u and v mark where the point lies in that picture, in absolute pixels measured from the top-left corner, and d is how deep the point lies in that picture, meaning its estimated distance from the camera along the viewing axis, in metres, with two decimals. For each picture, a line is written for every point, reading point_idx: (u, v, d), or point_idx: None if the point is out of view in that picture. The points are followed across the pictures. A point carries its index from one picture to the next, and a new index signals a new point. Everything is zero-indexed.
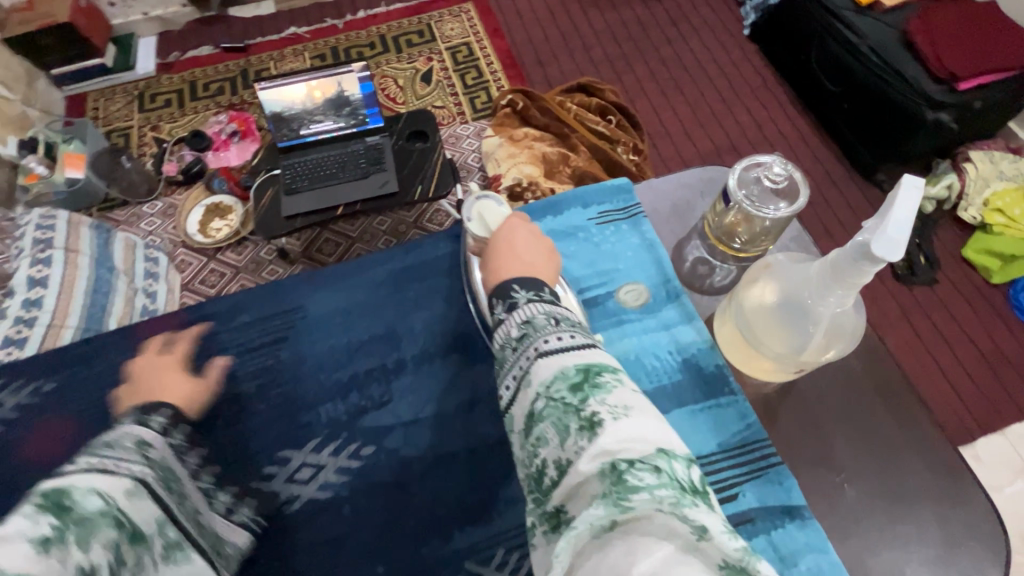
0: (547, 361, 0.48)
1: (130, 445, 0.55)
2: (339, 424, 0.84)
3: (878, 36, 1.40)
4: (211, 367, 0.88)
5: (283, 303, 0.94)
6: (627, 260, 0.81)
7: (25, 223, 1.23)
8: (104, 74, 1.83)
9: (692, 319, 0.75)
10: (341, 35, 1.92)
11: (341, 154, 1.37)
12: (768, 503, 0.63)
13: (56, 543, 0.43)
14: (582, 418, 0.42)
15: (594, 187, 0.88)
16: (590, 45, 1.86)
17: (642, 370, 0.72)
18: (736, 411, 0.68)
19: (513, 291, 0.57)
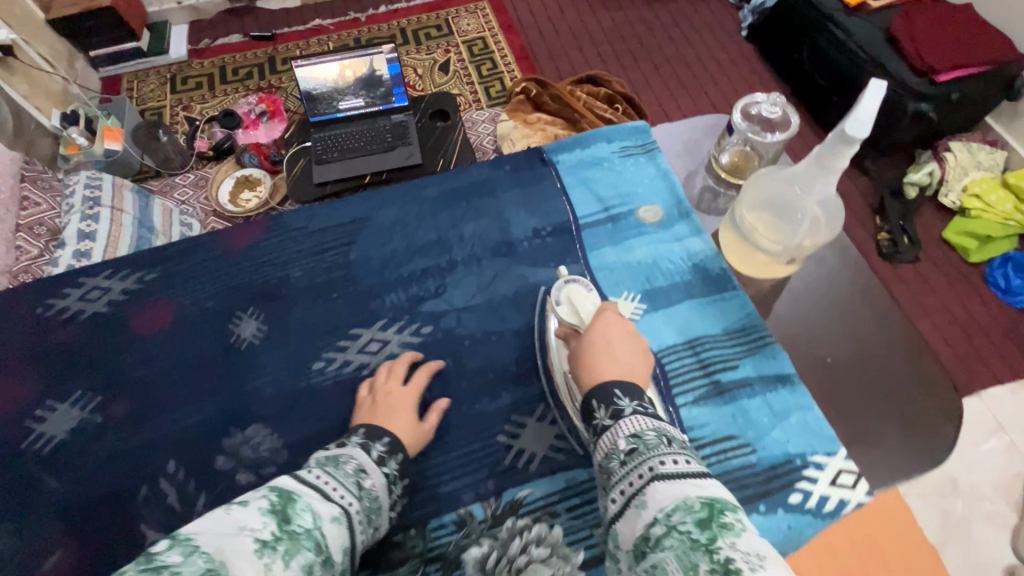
0: (665, 487, 0.53)
1: (354, 467, 0.65)
2: (401, 309, 0.93)
3: (865, 34, 1.53)
4: (289, 263, 0.98)
5: (348, 215, 1.03)
6: (645, 185, 1.03)
7: (74, 184, 1.31)
8: (138, 57, 1.93)
9: (700, 232, 0.97)
10: (364, 27, 2.03)
11: (368, 130, 1.46)
12: (764, 372, 0.84)
13: (269, 549, 0.47)
14: (714, 560, 0.45)
15: (618, 127, 1.10)
16: (598, 41, 1.98)
17: (660, 268, 0.94)
18: (738, 303, 0.90)
19: (617, 398, 0.64)
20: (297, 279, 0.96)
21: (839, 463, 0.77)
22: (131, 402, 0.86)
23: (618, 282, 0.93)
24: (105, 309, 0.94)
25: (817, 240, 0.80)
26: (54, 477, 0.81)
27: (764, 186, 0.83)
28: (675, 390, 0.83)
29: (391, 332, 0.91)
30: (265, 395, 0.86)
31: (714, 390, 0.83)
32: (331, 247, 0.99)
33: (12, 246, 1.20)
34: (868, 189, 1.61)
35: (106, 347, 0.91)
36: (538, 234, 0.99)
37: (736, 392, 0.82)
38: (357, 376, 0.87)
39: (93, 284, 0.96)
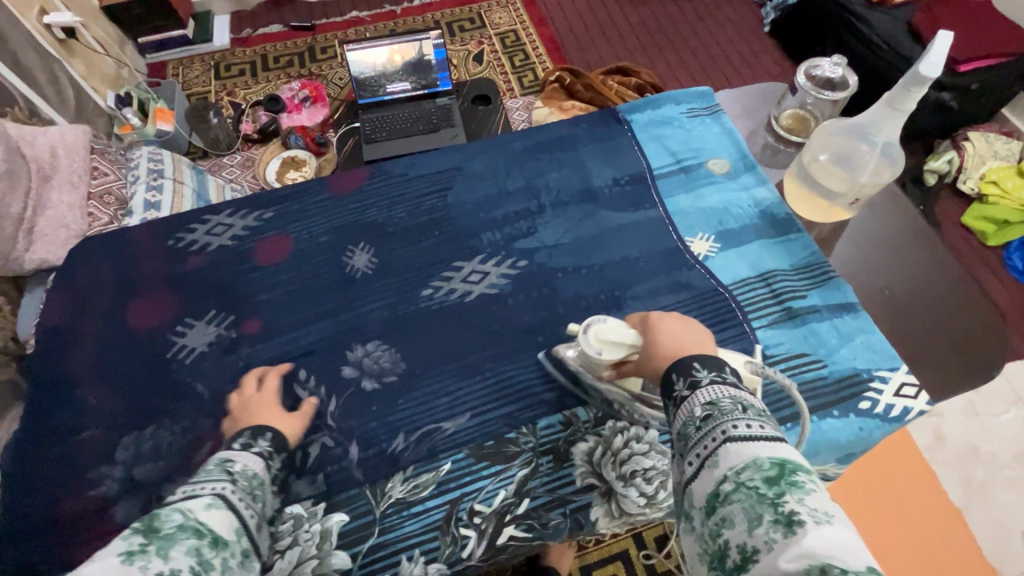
0: (737, 448, 0.53)
1: (221, 464, 0.63)
2: (498, 246, 1.02)
3: (889, 27, 1.60)
4: (387, 211, 1.07)
5: (444, 163, 1.13)
6: (713, 142, 1.12)
7: (137, 157, 1.37)
8: (184, 45, 2.00)
9: (765, 183, 1.06)
10: (399, 19, 2.11)
11: (413, 112, 1.53)
12: (830, 301, 0.93)
13: (139, 554, 0.44)
14: (779, 512, 0.46)
15: (684, 91, 1.19)
16: (626, 35, 2.05)
17: (731, 213, 1.02)
18: (803, 243, 0.98)
19: (694, 369, 0.62)
20: (397, 220, 1.06)
21: (901, 377, 0.85)
22: (263, 321, 0.96)
23: (693, 224, 1.02)
24: (230, 242, 1.04)
25: (880, 182, 0.92)
26: (203, 384, 0.90)
27: (831, 137, 0.95)
28: (751, 315, 0.92)
29: (491, 266, 1.01)
30: (377, 315, 0.96)
31: (785, 315, 0.92)
32: (397, 215, 1.07)
33: (84, 213, 1.25)
34: None
35: (231, 278, 1.00)
36: (617, 182, 1.08)
37: (806, 317, 0.91)
38: (462, 302, 0.97)
39: (218, 220, 1.07)
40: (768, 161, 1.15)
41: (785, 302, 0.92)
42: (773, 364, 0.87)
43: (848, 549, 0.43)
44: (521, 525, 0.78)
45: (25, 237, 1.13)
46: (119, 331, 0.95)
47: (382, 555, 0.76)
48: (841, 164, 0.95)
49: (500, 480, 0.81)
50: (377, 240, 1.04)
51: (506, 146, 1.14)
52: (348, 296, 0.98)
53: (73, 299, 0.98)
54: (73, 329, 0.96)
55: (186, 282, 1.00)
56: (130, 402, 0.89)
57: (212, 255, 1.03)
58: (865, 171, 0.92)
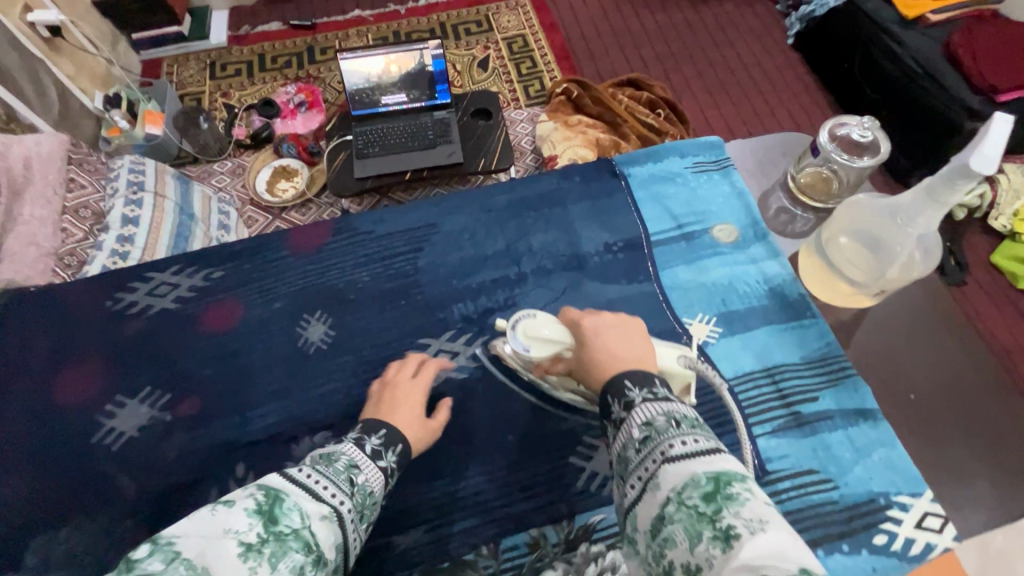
0: (674, 468, 0.53)
1: (345, 464, 0.66)
2: (470, 320, 0.94)
3: (923, 49, 1.50)
4: (355, 269, 0.98)
5: (415, 221, 1.03)
6: (720, 204, 1.03)
7: (118, 167, 1.31)
8: (179, 41, 1.93)
9: (777, 256, 0.97)
10: (403, 20, 2.01)
11: (409, 126, 1.45)
12: (844, 405, 0.84)
13: (255, 553, 0.48)
14: (717, 528, 0.47)
15: (690, 142, 1.11)
16: (640, 44, 1.95)
17: (737, 291, 0.94)
18: (818, 331, 0.90)
19: (628, 389, 0.63)
20: (361, 287, 0.97)
21: (924, 505, 0.76)
22: (199, 403, 0.87)
23: (691, 303, 0.94)
24: (173, 305, 0.95)
25: (909, 275, 0.83)
26: (128, 479, 0.81)
27: (859, 216, 0.86)
28: (752, 419, 0.83)
29: (462, 344, 0.92)
30: (340, 394, 0.88)
31: (793, 421, 0.83)
32: (380, 252, 1.00)
33: (57, 228, 1.18)
34: None
35: (201, 318, 0.94)
36: (608, 249, 0.99)
37: (816, 425, 0.82)
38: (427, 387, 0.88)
39: (161, 280, 0.98)
40: (780, 228, 1.06)
41: (793, 406, 0.84)
42: (775, 483, 0.78)
43: (782, 554, 0.44)
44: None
45: None
46: (47, 410, 0.85)
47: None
48: (866, 250, 0.86)
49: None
50: (360, 281, 0.97)
51: (486, 201, 1.05)
52: (302, 376, 0.89)
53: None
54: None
55: (126, 351, 0.91)
56: (61, 481, 0.80)
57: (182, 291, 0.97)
58: (892, 265, 0.83)
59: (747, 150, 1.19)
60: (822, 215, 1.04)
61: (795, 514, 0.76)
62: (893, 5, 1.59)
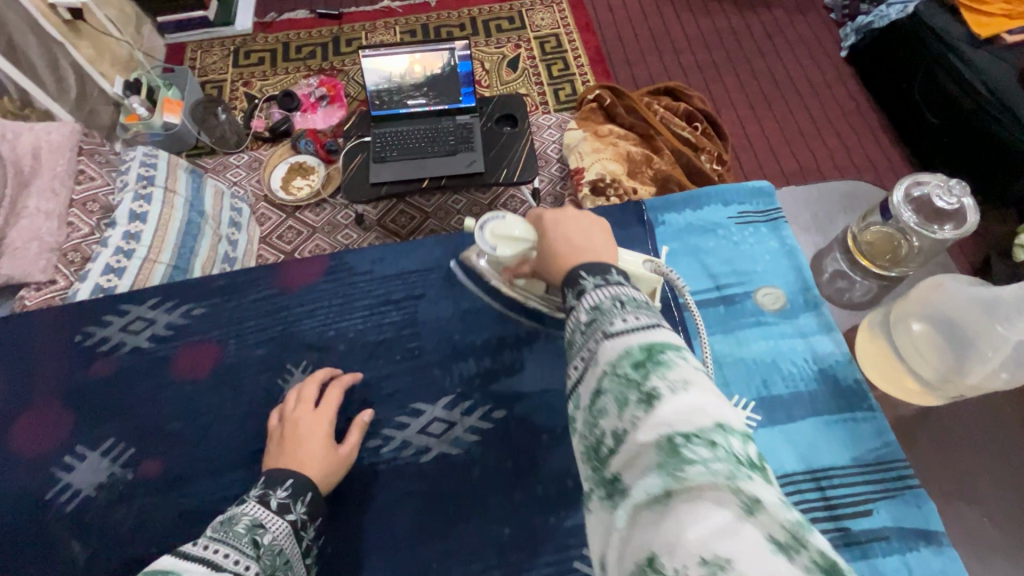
0: (611, 342, 0.46)
1: (247, 524, 0.58)
2: (471, 386, 0.78)
3: (995, 73, 1.35)
4: (342, 315, 0.85)
5: (417, 263, 0.90)
6: (765, 262, 0.89)
7: (130, 159, 1.27)
8: (205, 26, 1.89)
9: (831, 330, 0.82)
10: (433, 13, 1.93)
11: (430, 130, 1.38)
12: (904, 525, 0.68)
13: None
14: (642, 393, 0.42)
15: (735, 186, 0.97)
16: (681, 50, 1.83)
17: (779, 372, 0.79)
18: (873, 428, 0.74)
19: (581, 277, 0.54)
20: (350, 335, 0.83)
21: None
22: (166, 461, 0.74)
23: (726, 380, 0.79)
24: (147, 344, 0.83)
25: (987, 387, 0.73)
26: (81, 542, 0.70)
27: (944, 304, 0.78)
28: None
29: (458, 414, 0.76)
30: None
31: (840, 540, 0.68)
32: (393, 281, 0.88)
33: (64, 222, 1.15)
34: (970, 246, 1.46)
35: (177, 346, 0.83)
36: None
37: (867, 548, 0.67)
38: (417, 463, 0.73)
39: (138, 313, 0.86)
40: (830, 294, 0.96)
41: (841, 521, 0.68)
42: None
43: (701, 411, 0.40)
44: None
45: None
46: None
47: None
48: (943, 341, 0.77)
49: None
50: (362, 313, 0.85)
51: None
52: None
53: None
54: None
55: (95, 386, 0.80)
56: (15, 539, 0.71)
57: (164, 307, 0.86)
58: (975, 370, 0.73)
59: (795, 198, 1.08)
60: (886, 283, 0.92)
61: None
62: (963, 22, 1.44)
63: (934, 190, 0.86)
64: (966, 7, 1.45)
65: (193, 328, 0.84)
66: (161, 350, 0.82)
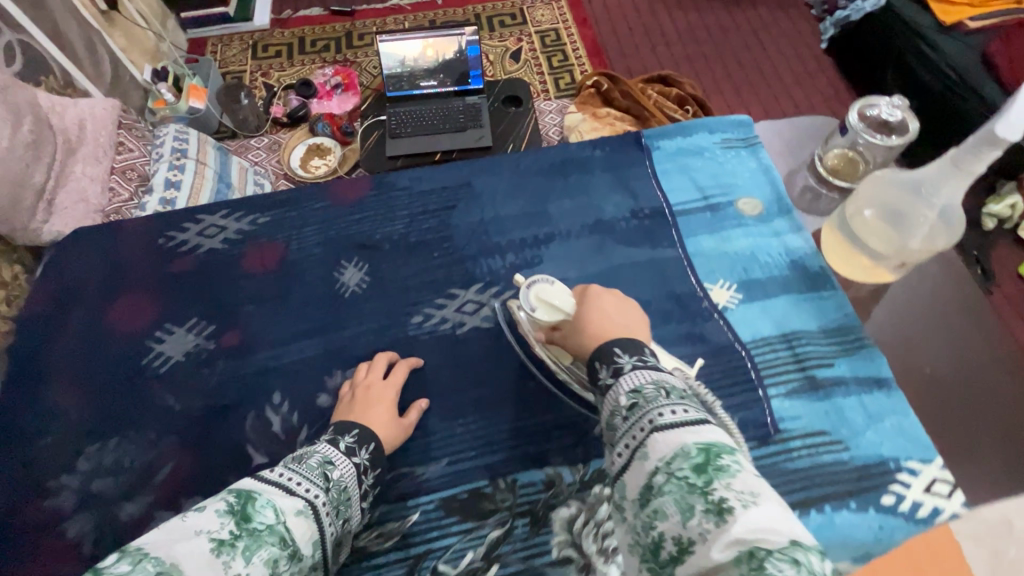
0: (663, 438, 0.55)
1: (319, 460, 0.68)
2: (498, 275, 1.00)
3: (959, 56, 1.48)
4: (388, 221, 1.05)
5: (440, 194, 1.09)
6: (746, 179, 1.07)
7: (163, 135, 1.37)
8: (224, 22, 2.00)
9: (801, 231, 1.01)
10: (439, 10, 2.05)
11: (442, 109, 1.49)
12: (859, 373, 0.87)
13: (227, 547, 0.51)
14: (709, 501, 0.49)
15: (720, 118, 1.15)
16: (672, 43, 1.96)
17: (757, 261, 0.98)
18: (835, 303, 0.94)
19: (617, 356, 0.68)
20: (394, 236, 1.04)
21: (935, 472, 0.79)
22: (248, 351, 0.94)
23: (714, 270, 0.99)
24: (220, 245, 1.04)
25: (933, 247, 0.86)
26: (174, 395, 0.89)
27: (883, 190, 0.89)
28: (768, 381, 0.88)
29: (487, 296, 0.98)
30: (379, 327, 0.96)
31: (808, 384, 0.87)
32: (414, 207, 1.07)
33: (106, 187, 1.26)
34: None
35: (232, 275, 1.01)
36: (635, 215, 1.04)
37: (830, 390, 0.86)
38: (438, 342, 0.94)
39: (210, 222, 1.05)
40: (806, 207, 1.09)
41: (808, 370, 0.88)
42: (786, 441, 0.83)
43: (771, 527, 0.46)
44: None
45: (45, 208, 1.15)
46: (98, 331, 0.95)
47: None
48: (888, 222, 0.89)
49: (469, 540, 0.78)
50: (392, 244, 1.04)
51: (503, 183, 1.09)
52: (347, 316, 0.97)
53: (55, 295, 0.98)
54: (50, 325, 0.96)
55: (189, 280, 1.01)
56: (123, 394, 0.89)
57: (229, 244, 1.04)
58: (918, 232, 0.86)
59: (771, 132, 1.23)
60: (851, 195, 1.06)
61: (804, 472, 0.80)
62: (930, 11, 1.57)
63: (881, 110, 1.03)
64: None
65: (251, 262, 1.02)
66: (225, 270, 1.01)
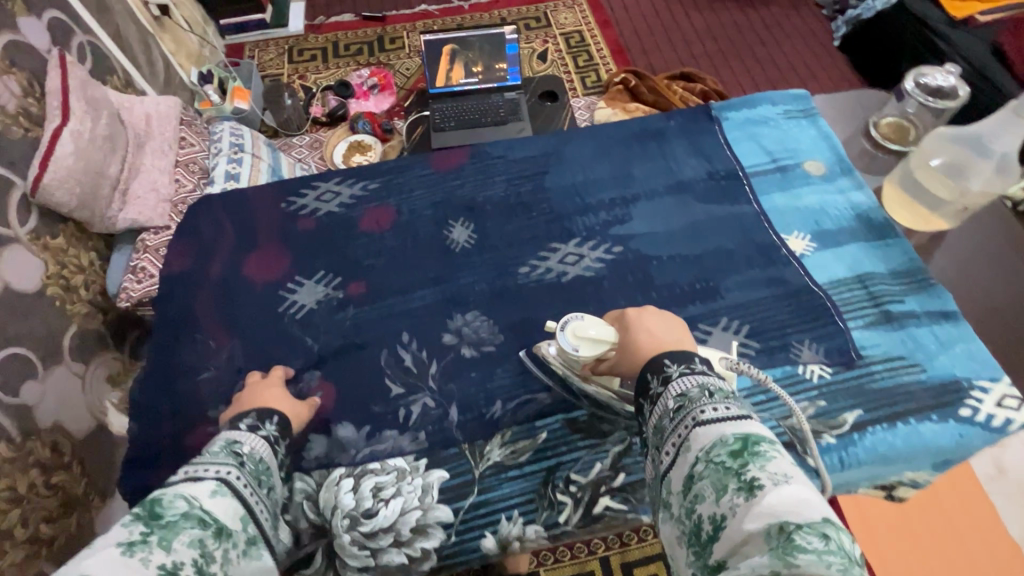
0: (705, 430, 0.59)
1: (223, 445, 0.68)
2: (594, 231, 1.07)
3: (971, 47, 1.56)
4: (475, 195, 1.13)
5: (502, 185, 1.15)
6: (807, 144, 1.15)
7: (220, 132, 1.43)
8: (261, 29, 2.09)
9: (863, 187, 1.08)
10: (467, 14, 2.14)
11: (482, 105, 1.56)
12: (931, 307, 0.94)
13: (140, 545, 0.50)
14: (742, 480, 0.53)
15: (781, 93, 1.24)
16: (691, 41, 2.05)
17: (827, 214, 1.05)
18: (901, 249, 1.00)
19: (666, 366, 0.70)
20: (496, 200, 1.12)
21: (1004, 389, 0.85)
22: (338, 323, 0.99)
23: (787, 223, 1.05)
24: (337, 210, 1.12)
25: (990, 191, 1.00)
26: (279, 355, 0.96)
27: (945, 144, 1.03)
28: (847, 314, 0.95)
29: (587, 249, 1.05)
30: (471, 285, 1.02)
31: (882, 317, 0.94)
32: (475, 195, 1.13)
33: (172, 178, 1.31)
34: None
35: (318, 261, 1.07)
36: (713, 176, 1.12)
37: (904, 321, 0.93)
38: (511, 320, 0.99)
39: (326, 189, 1.15)
40: (864, 167, 1.19)
41: (883, 305, 0.94)
42: (868, 365, 0.89)
43: (803, 504, 0.49)
44: (617, 495, 0.82)
45: (119, 197, 1.21)
46: (236, 280, 1.04)
47: (482, 512, 0.82)
48: (949, 173, 1.02)
49: (595, 453, 0.85)
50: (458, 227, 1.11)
51: (561, 168, 1.16)
52: (440, 276, 1.04)
53: (193, 251, 1.08)
54: (194, 274, 1.06)
55: (291, 241, 1.09)
56: (249, 347, 0.97)
57: (303, 232, 1.10)
58: (977, 179, 1.00)
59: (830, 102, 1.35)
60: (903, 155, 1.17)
61: (890, 390, 0.86)
62: (941, 8, 1.67)
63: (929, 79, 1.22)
64: None
65: (327, 249, 1.07)
66: (303, 255, 1.07)
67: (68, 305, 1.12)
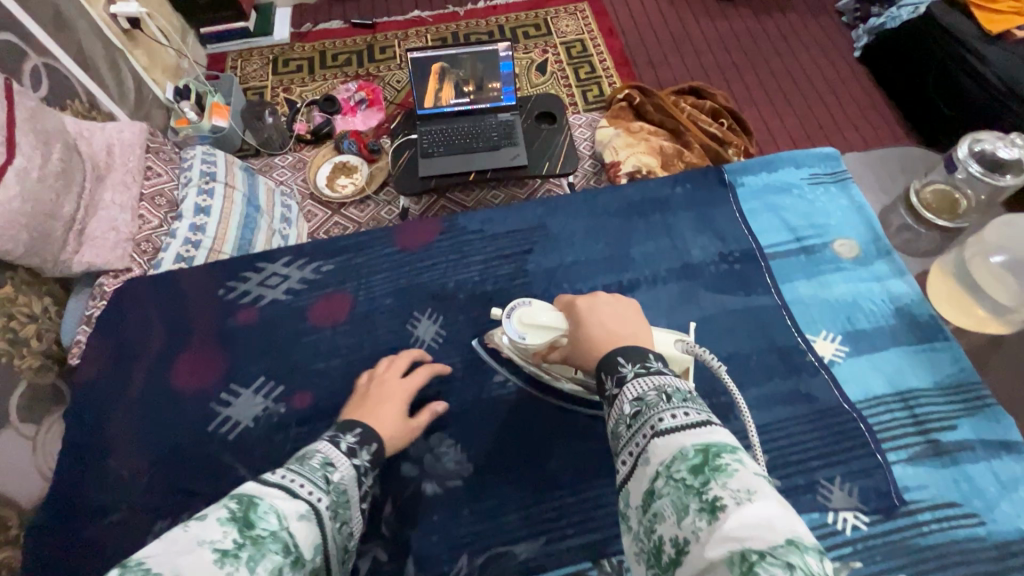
0: (665, 441, 0.53)
1: (320, 461, 0.64)
2: None
3: (1008, 65, 1.43)
4: (458, 270, 1.04)
5: (490, 248, 1.07)
6: (837, 218, 1.10)
7: (191, 157, 1.33)
8: (244, 37, 1.98)
9: (902, 275, 1.03)
10: (462, 21, 2.02)
11: (475, 127, 1.45)
12: (986, 436, 0.87)
13: (231, 558, 0.46)
14: (704, 500, 0.47)
15: (806, 153, 1.19)
16: (701, 51, 1.92)
17: (862, 310, 0.99)
18: (951, 356, 0.94)
19: (620, 364, 0.63)
20: (468, 286, 1.02)
21: None
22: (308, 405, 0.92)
23: (816, 319, 0.99)
24: (282, 297, 1.03)
25: None
26: (240, 443, 0.89)
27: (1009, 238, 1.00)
28: (887, 445, 0.87)
29: None
30: (452, 361, 0.95)
31: (931, 448, 0.86)
32: (459, 253, 1.06)
33: (135, 214, 1.21)
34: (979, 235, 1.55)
35: (289, 335, 0.99)
36: (724, 259, 1.03)
37: (957, 455, 0.86)
38: (494, 403, 0.91)
39: (271, 272, 1.06)
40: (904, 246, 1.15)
41: (930, 434, 0.87)
42: (915, 513, 0.80)
43: (768, 525, 0.43)
44: None
45: (75, 238, 1.11)
46: (161, 392, 0.94)
47: None
48: (1009, 273, 0.99)
49: None
50: (439, 288, 1.03)
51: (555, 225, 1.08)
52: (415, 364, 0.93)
53: (116, 351, 0.99)
54: (110, 383, 0.96)
55: (232, 338, 0.99)
56: (203, 436, 0.89)
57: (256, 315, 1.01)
58: None
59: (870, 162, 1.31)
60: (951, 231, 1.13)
61: (938, 548, 0.78)
62: (974, 19, 1.53)
63: (990, 145, 1.09)
64: (976, 6, 1.54)
65: (298, 321, 1.00)
66: (272, 325, 1.00)
67: (17, 360, 1.03)
